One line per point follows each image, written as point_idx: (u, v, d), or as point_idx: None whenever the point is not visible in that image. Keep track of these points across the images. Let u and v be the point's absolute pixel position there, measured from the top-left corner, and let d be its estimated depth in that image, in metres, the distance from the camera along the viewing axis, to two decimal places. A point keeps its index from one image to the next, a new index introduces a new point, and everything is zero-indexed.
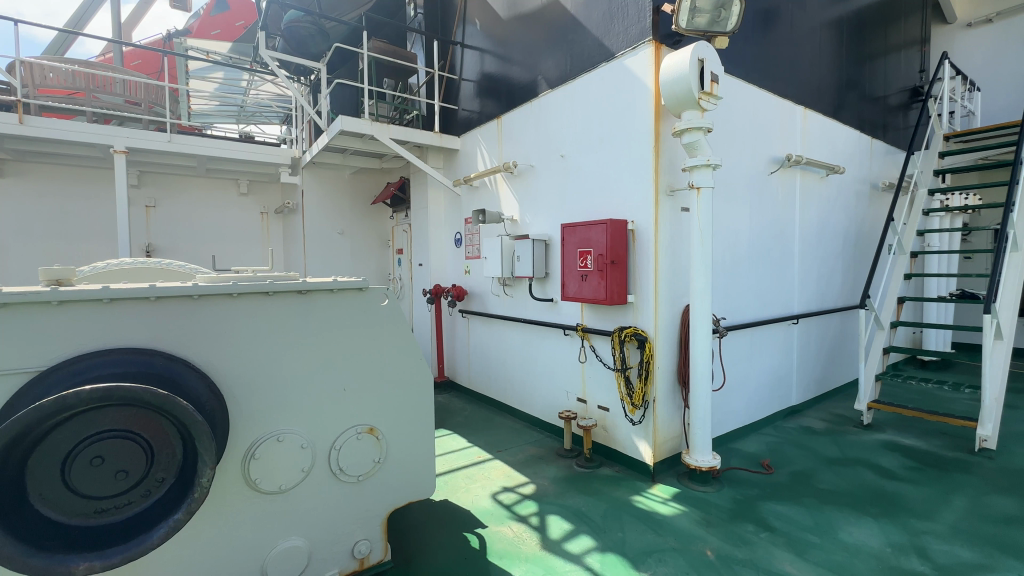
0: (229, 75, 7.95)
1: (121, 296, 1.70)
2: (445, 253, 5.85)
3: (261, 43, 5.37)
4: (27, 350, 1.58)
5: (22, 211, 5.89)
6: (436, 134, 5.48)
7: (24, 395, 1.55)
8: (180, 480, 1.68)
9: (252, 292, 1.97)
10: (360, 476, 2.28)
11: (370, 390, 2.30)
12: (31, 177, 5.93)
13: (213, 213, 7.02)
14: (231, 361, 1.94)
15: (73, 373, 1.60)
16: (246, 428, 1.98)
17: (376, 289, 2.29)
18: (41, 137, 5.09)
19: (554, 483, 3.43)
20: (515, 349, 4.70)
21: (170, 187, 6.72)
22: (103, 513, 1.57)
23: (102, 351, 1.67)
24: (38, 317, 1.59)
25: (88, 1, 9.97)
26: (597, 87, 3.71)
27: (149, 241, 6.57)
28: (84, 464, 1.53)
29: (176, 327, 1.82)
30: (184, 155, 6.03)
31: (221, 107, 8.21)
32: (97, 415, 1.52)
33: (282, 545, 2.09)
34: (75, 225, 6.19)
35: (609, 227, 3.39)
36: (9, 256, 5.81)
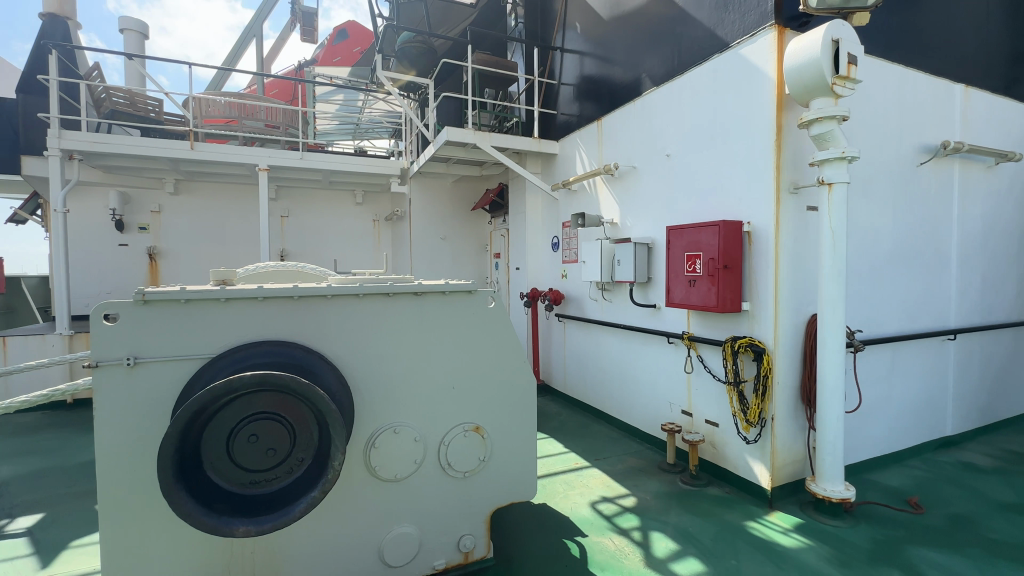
0: (348, 97, 8.78)
1: (271, 294, 1.94)
2: (542, 257, 5.89)
3: (378, 65, 5.87)
4: (203, 340, 1.87)
5: (191, 222, 7.05)
6: (536, 140, 5.54)
7: (199, 378, 1.84)
8: (316, 461, 1.86)
9: (375, 293, 2.13)
10: (467, 473, 2.37)
11: (477, 389, 2.38)
12: (197, 193, 7.07)
13: (334, 221, 7.80)
14: (357, 355, 2.12)
15: (235, 360, 1.86)
16: (369, 419, 2.15)
17: (484, 292, 2.36)
18: (206, 160, 6.04)
19: (657, 498, 3.27)
20: (613, 356, 4.58)
21: (299, 199, 7.60)
22: (255, 485, 1.79)
23: (256, 342, 1.92)
24: (210, 311, 1.87)
25: (239, 42, 11.69)
26: (709, 80, 3.49)
27: (283, 247, 7.48)
28: (243, 440, 1.76)
29: (313, 323, 2.03)
30: (312, 171, 6.78)
31: (341, 126, 9.10)
32: (254, 398, 1.75)
33: (396, 531, 2.23)
34: (228, 234, 7.24)
35: (722, 229, 3.16)
36: (182, 260, 7.00)
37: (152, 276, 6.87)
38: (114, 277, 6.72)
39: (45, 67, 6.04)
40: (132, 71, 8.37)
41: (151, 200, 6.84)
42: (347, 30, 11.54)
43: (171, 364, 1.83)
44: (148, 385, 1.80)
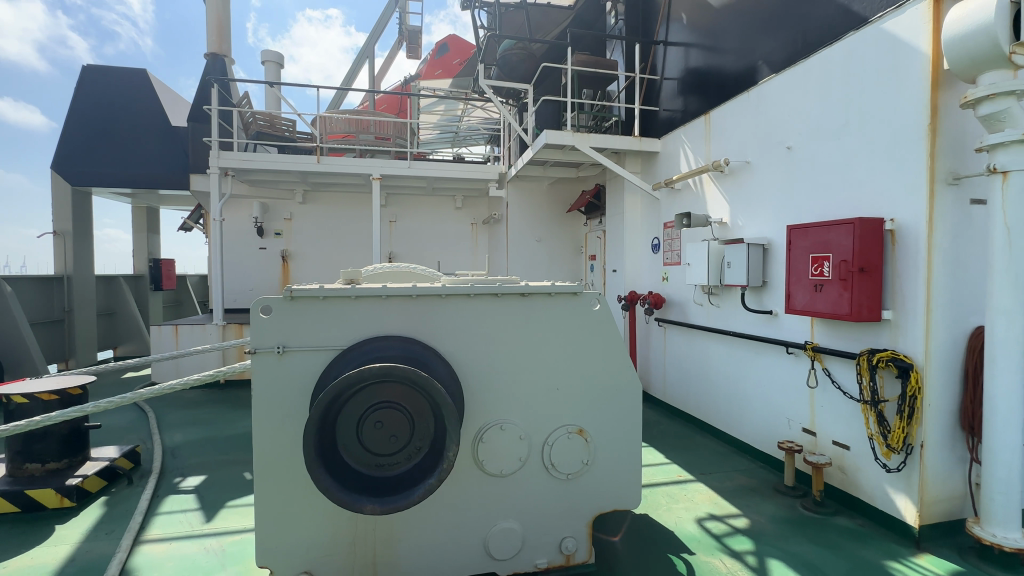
0: (449, 107, 9.23)
1: (394, 293, 2.10)
2: (641, 260, 5.69)
3: (480, 74, 6.11)
4: (337, 333, 2.08)
5: (316, 228, 7.90)
6: (636, 138, 5.37)
7: (333, 368, 2.04)
8: (432, 450, 1.97)
9: (485, 294, 2.22)
10: (570, 475, 2.36)
11: (580, 391, 2.37)
12: (321, 202, 7.90)
13: (436, 225, 8.25)
14: (468, 353, 2.22)
15: (362, 353, 2.04)
16: (477, 414, 2.24)
17: (589, 294, 2.34)
18: (329, 172, 6.73)
19: (774, 522, 2.99)
20: (721, 365, 4.29)
21: (406, 205, 8.16)
22: (379, 468, 1.94)
23: (380, 337, 2.09)
24: (343, 307, 2.08)
25: (355, 64, 12.87)
26: (841, 62, 3.13)
27: (391, 249, 8.09)
28: (370, 426, 1.92)
29: (429, 320, 2.17)
30: (418, 178, 7.24)
31: (443, 135, 9.60)
32: (379, 387, 1.91)
33: (501, 525, 2.29)
34: (345, 238, 7.99)
35: (857, 227, 2.81)
36: (308, 261, 7.88)
37: (284, 276, 7.81)
38: (255, 276, 7.75)
39: (208, 98, 7.16)
40: (271, 97, 9.61)
41: (284, 209, 7.78)
42: (448, 44, 12.17)
43: (311, 353, 2.06)
44: (293, 372, 2.05)
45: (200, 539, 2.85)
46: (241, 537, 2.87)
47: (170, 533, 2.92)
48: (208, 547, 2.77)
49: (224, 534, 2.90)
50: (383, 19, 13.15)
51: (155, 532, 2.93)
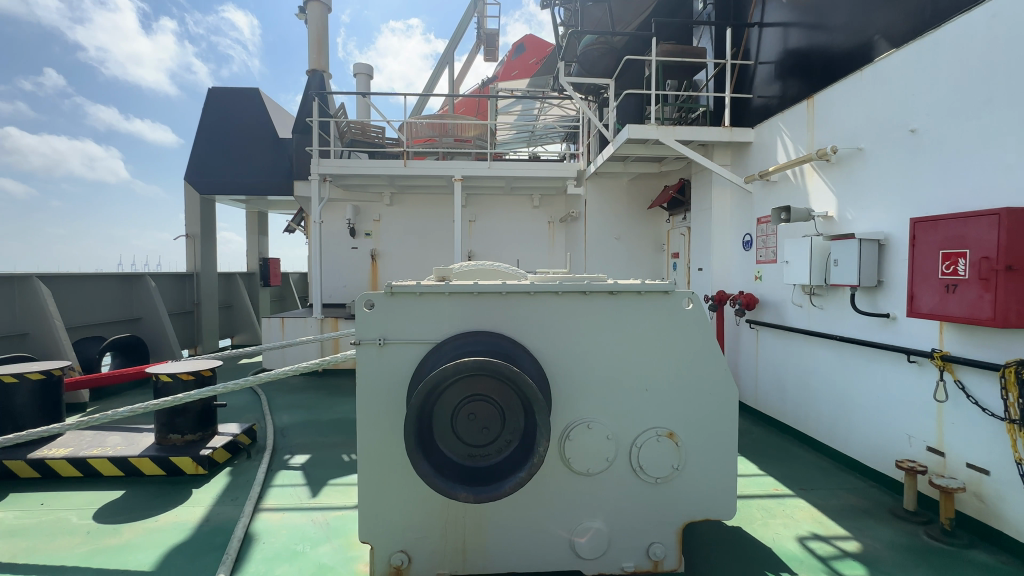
0: (527, 106, 9.31)
1: (484, 290, 2.17)
2: (730, 257, 5.35)
3: (561, 72, 6.09)
4: (432, 328, 2.20)
5: (402, 229, 8.35)
6: (726, 128, 5.06)
7: (427, 360, 2.15)
8: (522, 444, 2.01)
9: (573, 292, 2.22)
10: (659, 479, 2.29)
11: (671, 393, 2.29)
12: (406, 204, 8.33)
13: (514, 224, 8.37)
14: (555, 350, 2.24)
15: (454, 347, 2.13)
16: (564, 412, 2.25)
17: (681, 293, 2.26)
18: (415, 175, 7.08)
19: (891, 549, 2.69)
20: (825, 372, 3.92)
21: (485, 204, 8.36)
22: (471, 458, 2.01)
23: (471, 332, 2.17)
24: (437, 303, 2.18)
25: (436, 71, 13.41)
26: (983, 30, 2.73)
27: (471, 248, 8.32)
28: (463, 418, 1.99)
29: (518, 316, 2.21)
30: (497, 178, 7.39)
31: (519, 135, 9.71)
32: (473, 380, 1.98)
33: (587, 524, 2.27)
34: (428, 238, 8.37)
35: (1004, 219, 2.45)
36: (395, 260, 8.35)
37: (373, 274, 8.35)
38: (348, 274, 8.36)
39: (310, 111, 7.83)
40: (362, 106, 10.30)
41: (373, 211, 8.31)
42: (524, 44, 12.25)
43: (409, 346, 2.19)
44: (392, 363, 2.19)
45: (308, 512, 3.14)
46: (342, 512, 3.12)
47: (283, 504, 3.25)
48: (315, 519, 3.05)
49: (327, 509, 3.17)
50: (463, 24, 13.54)
51: (271, 502, 3.28)
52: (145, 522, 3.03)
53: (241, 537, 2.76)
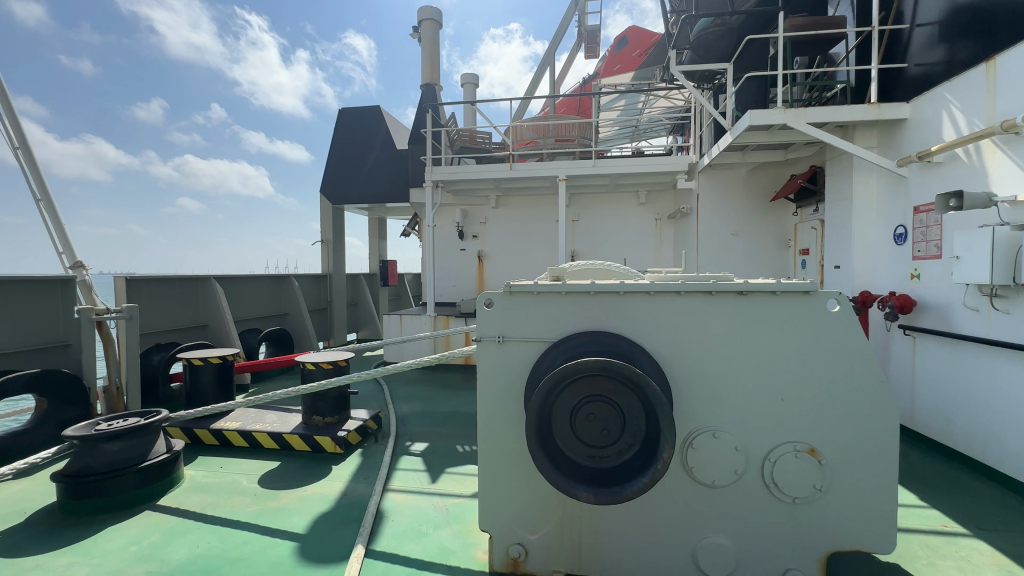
0: (631, 101, 9.02)
1: (601, 290, 2.14)
2: (877, 253, 4.66)
3: (672, 61, 5.81)
4: (548, 327, 2.23)
5: (506, 230, 8.59)
6: (872, 105, 4.41)
7: (544, 359, 2.19)
8: (645, 448, 1.96)
9: (698, 291, 2.10)
10: (797, 499, 2.08)
11: (811, 405, 2.07)
12: (511, 206, 8.54)
13: (619, 222, 8.15)
14: (677, 352, 2.14)
15: (571, 347, 2.13)
16: (686, 418, 2.13)
17: (825, 293, 2.02)
18: (520, 177, 7.24)
19: None
20: (1013, 390, 3.24)
21: (588, 203, 8.26)
22: (590, 459, 1.99)
23: (587, 332, 2.16)
24: (554, 303, 2.21)
25: (537, 74, 13.60)
26: None
27: (574, 248, 8.29)
28: (583, 418, 1.98)
29: (637, 317, 2.15)
30: (602, 176, 7.26)
31: (623, 130, 9.44)
32: (593, 381, 1.97)
33: (711, 539, 2.13)
34: (532, 239, 8.50)
35: None
36: (500, 261, 8.61)
37: (480, 274, 8.71)
38: (457, 274, 8.82)
39: (424, 123, 8.40)
40: (468, 114, 10.78)
41: (480, 214, 8.66)
42: (627, 37, 11.85)
43: (526, 344, 2.25)
44: (510, 360, 2.26)
45: (429, 496, 3.38)
46: (459, 500, 3.30)
47: (408, 487, 3.53)
48: (436, 504, 3.26)
49: (446, 495, 3.38)
50: (563, 24, 13.52)
51: (397, 484, 3.58)
52: (298, 491, 3.49)
53: (374, 513, 3.06)
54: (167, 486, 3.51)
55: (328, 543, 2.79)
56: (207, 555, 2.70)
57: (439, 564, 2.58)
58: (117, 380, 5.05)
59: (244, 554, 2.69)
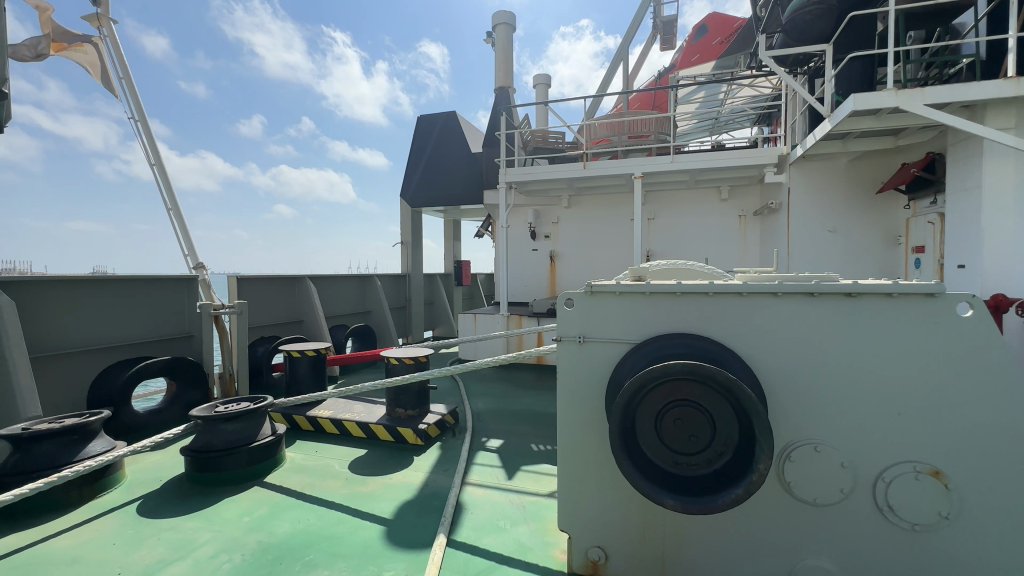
0: (712, 92, 8.56)
1: (688, 291, 2.06)
2: (1013, 249, 4.05)
3: (761, 46, 5.43)
4: (631, 328, 2.18)
5: (579, 230, 8.50)
6: (1010, 79, 3.83)
7: (626, 360, 2.14)
8: (738, 458, 1.86)
9: (799, 293, 1.94)
10: (918, 525, 1.87)
11: (936, 421, 1.84)
12: (583, 205, 8.45)
13: (699, 219, 7.77)
14: (773, 357, 2.00)
15: (655, 349, 2.07)
16: (784, 429, 1.99)
17: (953, 296, 1.79)
18: (594, 176, 7.13)
19: None
20: None
21: (665, 201, 7.95)
22: (677, 466, 1.92)
23: (673, 334, 2.08)
24: (638, 303, 2.15)
25: (610, 70, 13.34)
26: None
27: (649, 248, 8.04)
28: (669, 422, 1.92)
29: (728, 319, 2.04)
30: (681, 172, 6.97)
31: (703, 123, 8.98)
32: (680, 385, 1.90)
33: (812, 561, 1.97)
34: (605, 238, 8.35)
35: None
36: (572, 261, 8.56)
37: (551, 274, 8.72)
38: (529, 275, 8.89)
39: (498, 126, 8.55)
40: (541, 115, 10.82)
41: (553, 214, 8.66)
42: (707, 25, 11.25)
43: (608, 345, 2.22)
44: (591, 360, 2.24)
45: (506, 492, 3.44)
46: (536, 498, 3.33)
47: (485, 482, 3.62)
48: (513, 500, 3.32)
49: (523, 493, 3.42)
50: (637, 16, 13.13)
51: (475, 478, 3.68)
52: (384, 478, 3.70)
53: (455, 505, 3.17)
54: (272, 465, 3.87)
55: (412, 529, 2.94)
56: (306, 531, 2.95)
57: (518, 560, 2.62)
58: (230, 368, 5.66)
59: (338, 533, 2.91)
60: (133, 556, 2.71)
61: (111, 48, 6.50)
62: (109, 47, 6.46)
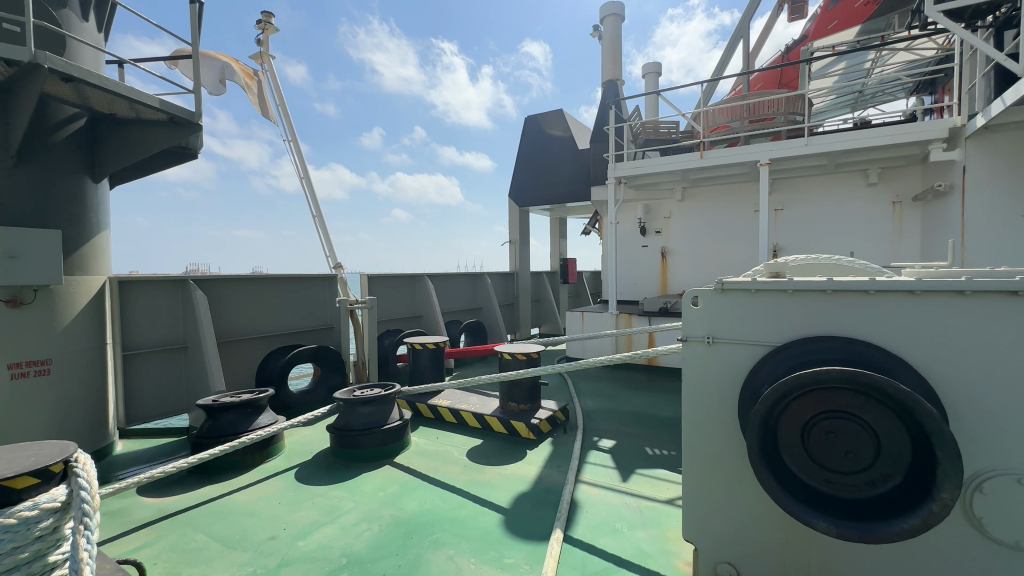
0: (855, 61, 7.47)
1: (841, 288, 1.81)
2: None
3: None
4: (770, 328, 1.99)
5: (694, 224, 7.99)
6: None
7: (763, 364, 1.96)
8: (912, 482, 1.60)
9: (995, 292, 1.60)
10: None
11: None
12: (698, 198, 7.92)
13: (839, 208, 6.86)
14: (957, 368, 1.68)
15: (799, 353, 1.87)
16: (972, 454, 1.67)
17: None
18: (713, 165, 6.64)
19: None
20: None
21: (796, 189, 7.12)
22: (829, 484, 1.72)
23: (821, 337, 1.86)
24: (778, 301, 1.95)
25: (728, 50, 12.33)
26: None
27: (776, 241, 7.29)
28: (819, 435, 1.71)
29: (894, 322, 1.76)
30: (817, 156, 6.19)
31: (843, 98, 7.89)
32: (834, 394, 1.68)
33: None
34: (723, 232, 7.74)
35: None
36: (686, 257, 8.08)
37: (663, 271, 8.33)
38: (639, 272, 8.59)
39: (606, 120, 8.38)
40: (651, 105, 10.37)
41: (664, 208, 8.25)
42: None
43: (742, 346, 2.05)
44: (721, 363, 2.09)
45: (621, 494, 3.36)
46: (653, 504, 3.20)
47: (599, 482, 3.58)
48: (629, 503, 3.23)
49: (639, 497, 3.31)
50: None
51: (588, 477, 3.66)
52: (500, 468, 3.84)
53: (569, 501, 3.18)
54: (400, 447, 4.23)
55: (529, 521, 3.01)
56: (432, 511, 3.17)
57: (637, 565, 2.55)
58: (363, 356, 6.31)
59: (460, 516, 3.09)
60: (295, 515, 3.16)
61: (271, 80, 7.64)
62: (270, 80, 7.61)
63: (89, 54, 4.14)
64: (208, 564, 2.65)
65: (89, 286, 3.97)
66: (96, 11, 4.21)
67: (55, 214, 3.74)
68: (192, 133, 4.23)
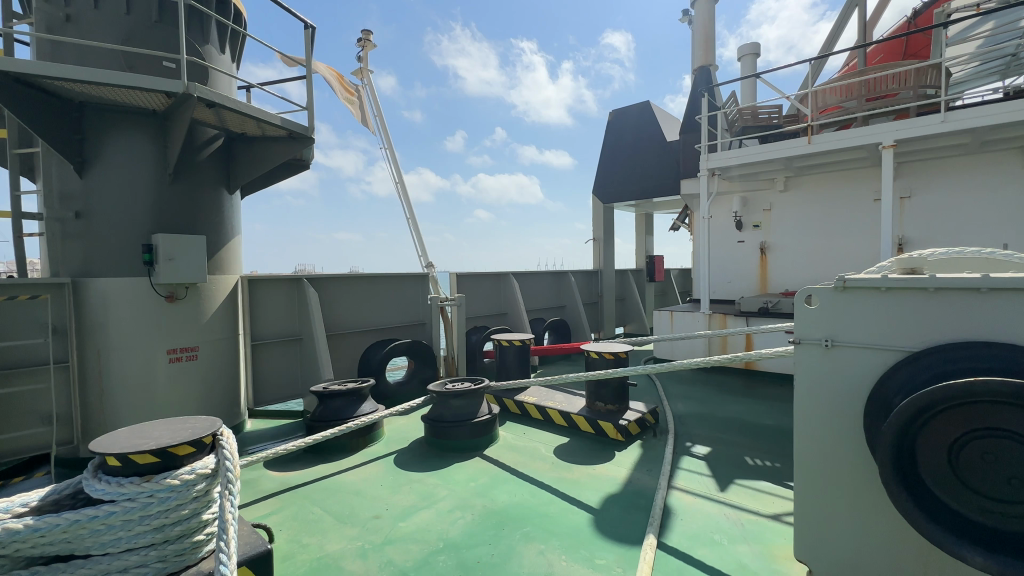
0: (1007, 19, 6.35)
1: (1001, 286, 1.56)
2: None
3: None
4: (904, 331, 1.76)
5: (799, 216, 7.30)
6: None
7: (896, 372, 1.74)
8: None
9: None
10: None
11: None
12: (804, 187, 7.22)
13: (985, 193, 5.88)
14: None
15: (945, 361, 1.64)
16: None
17: None
18: (823, 151, 6.00)
19: None
20: None
21: (928, 173, 6.22)
22: (984, 513, 1.50)
23: (973, 342, 1.61)
24: (916, 301, 1.72)
25: (838, 24, 11.11)
26: None
27: (902, 234, 6.43)
28: (972, 456, 1.49)
29: None
30: (957, 134, 5.35)
31: (990, 64, 6.74)
32: (994, 411, 1.45)
33: None
34: (834, 225, 6.99)
35: None
36: (789, 252, 7.41)
37: (762, 269, 7.71)
38: (734, 269, 8.03)
39: (698, 109, 7.93)
40: (747, 90, 9.64)
41: (764, 200, 7.62)
42: None
43: (869, 351, 1.83)
44: (843, 368, 1.89)
45: (719, 505, 3.17)
46: (757, 518, 2.98)
47: (694, 489, 3.41)
48: (728, 515, 3.04)
49: (740, 508, 3.11)
50: None
51: (681, 483, 3.50)
52: (587, 468, 3.81)
53: (662, 507, 3.07)
54: (489, 441, 4.36)
55: (620, 523, 2.96)
56: (521, 504, 3.23)
57: None
58: (452, 352, 6.59)
59: (550, 512, 3.11)
60: (395, 498, 3.39)
61: (369, 93, 8.24)
62: (368, 93, 8.21)
63: (225, 80, 4.74)
64: (324, 535, 2.94)
65: (225, 285, 4.54)
66: (230, 44, 4.82)
67: (198, 221, 4.32)
68: (306, 146, 4.66)
